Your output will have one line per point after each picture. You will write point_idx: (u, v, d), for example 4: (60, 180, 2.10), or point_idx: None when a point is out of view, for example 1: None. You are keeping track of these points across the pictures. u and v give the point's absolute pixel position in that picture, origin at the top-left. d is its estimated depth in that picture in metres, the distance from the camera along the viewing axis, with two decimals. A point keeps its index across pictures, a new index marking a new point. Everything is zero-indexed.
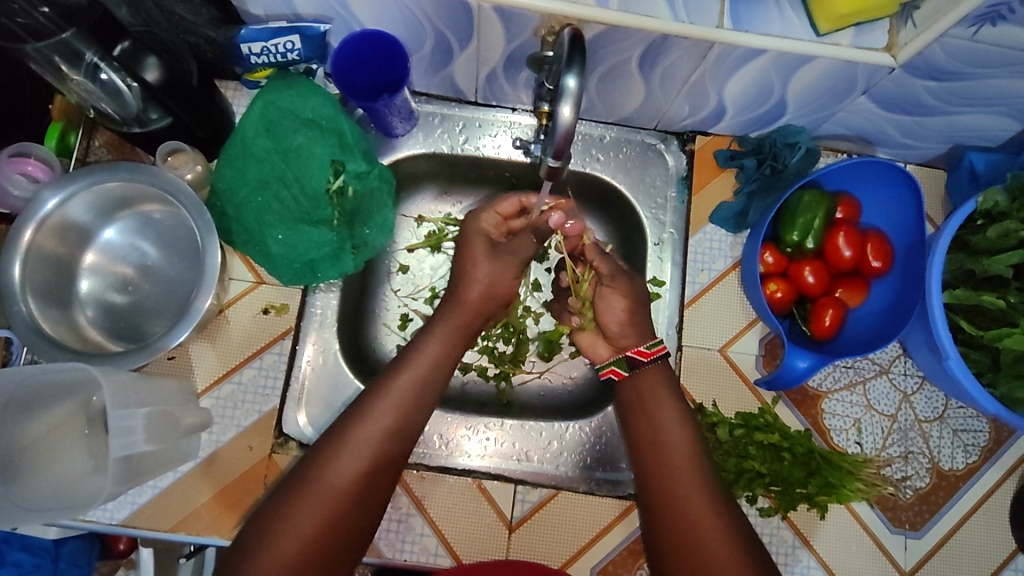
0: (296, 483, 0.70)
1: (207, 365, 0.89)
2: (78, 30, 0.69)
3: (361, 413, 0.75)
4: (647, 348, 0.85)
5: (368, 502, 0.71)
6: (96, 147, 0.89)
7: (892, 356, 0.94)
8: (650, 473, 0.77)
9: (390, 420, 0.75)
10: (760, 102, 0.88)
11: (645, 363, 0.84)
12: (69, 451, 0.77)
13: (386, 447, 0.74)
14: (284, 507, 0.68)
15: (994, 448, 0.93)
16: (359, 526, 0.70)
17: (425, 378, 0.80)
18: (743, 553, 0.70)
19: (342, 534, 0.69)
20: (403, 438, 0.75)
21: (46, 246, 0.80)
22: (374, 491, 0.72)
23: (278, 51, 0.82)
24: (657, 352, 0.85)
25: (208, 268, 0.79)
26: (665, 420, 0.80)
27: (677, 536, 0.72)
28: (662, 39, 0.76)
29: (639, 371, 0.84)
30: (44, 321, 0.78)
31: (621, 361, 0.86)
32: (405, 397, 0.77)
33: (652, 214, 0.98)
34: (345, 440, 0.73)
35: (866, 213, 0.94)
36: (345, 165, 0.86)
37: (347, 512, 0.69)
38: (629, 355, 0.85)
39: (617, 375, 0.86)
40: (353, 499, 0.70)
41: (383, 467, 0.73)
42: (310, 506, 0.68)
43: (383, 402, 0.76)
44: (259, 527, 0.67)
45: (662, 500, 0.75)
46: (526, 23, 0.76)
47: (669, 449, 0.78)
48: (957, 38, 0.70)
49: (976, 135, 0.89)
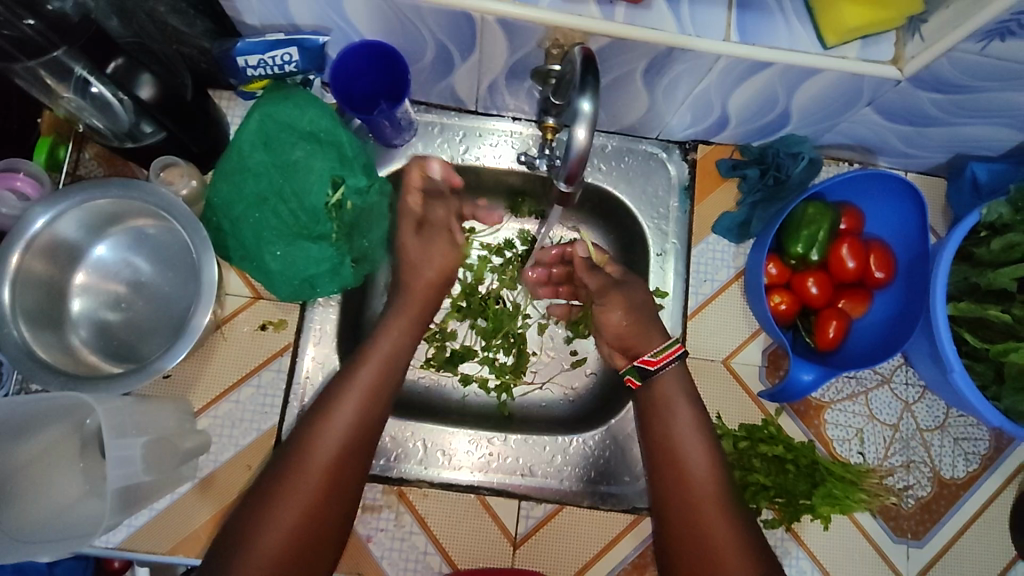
0: (256, 504, 0.66)
1: (204, 384, 0.87)
2: (71, 47, 0.67)
3: (318, 422, 0.70)
4: (654, 357, 0.80)
5: (333, 517, 0.68)
6: (86, 160, 0.85)
7: (894, 366, 0.95)
8: (667, 492, 0.75)
9: (348, 428, 0.71)
10: (763, 112, 0.87)
11: (655, 371, 0.80)
12: (58, 476, 0.75)
13: (346, 457, 0.70)
14: (246, 529, 0.64)
15: (994, 456, 0.94)
16: (324, 542, 0.67)
17: (381, 377, 0.75)
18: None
19: (307, 552, 0.66)
20: (365, 441, 0.71)
21: (36, 266, 0.78)
22: (337, 504, 0.68)
23: (275, 63, 0.80)
24: (666, 358, 0.80)
25: (204, 285, 0.77)
26: (678, 433, 0.77)
27: (694, 560, 0.71)
28: (667, 52, 0.75)
29: (651, 379, 0.81)
30: (36, 344, 0.76)
31: (633, 370, 0.81)
32: (360, 401, 0.72)
33: (655, 224, 0.97)
34: (304, 452, 0.68)
35: (869, 223, 0.94)
36: (345, 180, 0.84)
37: (313, 529, 0.66)
38: (638, 365, 0.81)
39: (633, 384, 0.82)
40: (317, 516, 0.67)
41: (344, 476, 0.69)
42: (272, 527, 0.64)
43: (341, 410, 0.71)
44: (220, 554, 0.64)
45: (679, 523, 0.73)
46: (531, 36, 0.74)
47: (687, 466, 0.75)
48: (965, 52, 0.69)
49: (978, 146, 0.89)
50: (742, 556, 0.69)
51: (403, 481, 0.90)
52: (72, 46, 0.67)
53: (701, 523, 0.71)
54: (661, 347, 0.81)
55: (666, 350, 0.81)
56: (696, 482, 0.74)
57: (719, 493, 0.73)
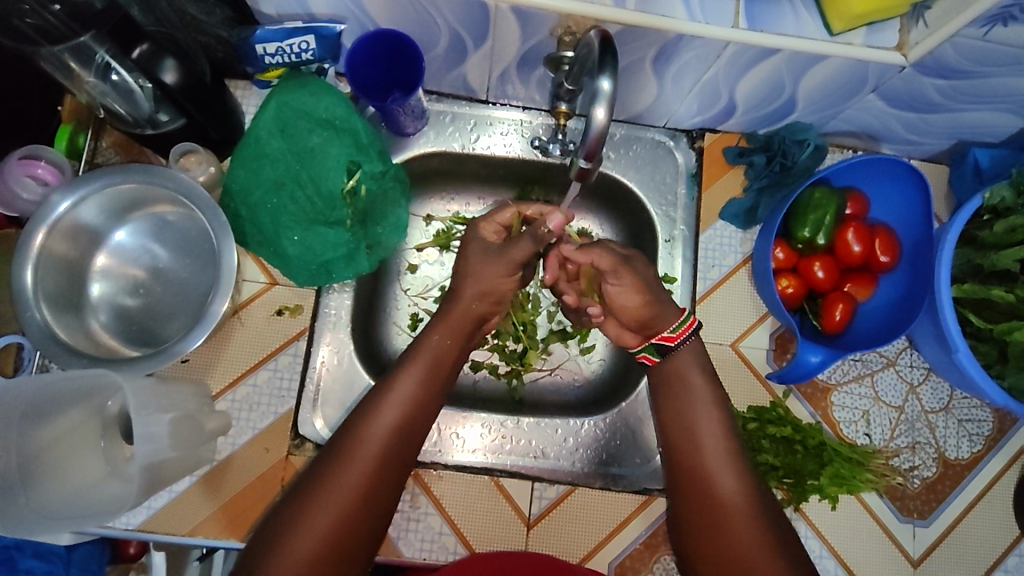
0: (306, 486, 0.68)
1: (222, 368, 0.88)
2: (97, 33, 0.69)
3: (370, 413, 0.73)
4: (673, 332, 0.82)
5: (380, 502, 0.70)
6: (103, 149, 0.87)
7: (899, 349, 0.96)
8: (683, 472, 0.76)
9: (397, 421, 0.73)
10: (770, 99, 0.89)
11: (673, 348, 0.82)
12: (85, 456, 0.74)
13: (397, 445, 0.72)
14: (297, 508, 0.67)
15: (998, 437, 0.96)
16: (370, 528, 0.69)
17: (421, 387, 0.76)
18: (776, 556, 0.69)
19: (355, 536, 0.68)
20: (404, 445, 0.73)
21: (58, 250, 0.79)
22: (385, 490, 0.70)
23: (293, 51, 0.82)
24: (683, 334, 0.82)
25: (223, 270, 0.79)
26: (697, 416, 0.78)
27: (710, 536, 0.72)
28: (677, 39, 0.77)
29: (669, 357, 0.82)
30: (58, 327, 0.78)
31: (650, 346, 0.83)
32: (414, 395, 0.75)
33: (663, 211, 0.98)
34: (359, 438, 0.71)
35: (873, 208, 0.96)
36: (361, 166, 0.85)
37: (351, 528, 0.67)
38: (656, 341, 0.83)
39: (649, 361, 0.84)
40: (365, 501, 0.69)
41: (392, 465, 0.71)
42: (322, 508, 0.66)
43: (390, 401, 0.74)
44: (271, 527, 0.66)
45: (695, 501, 0.74)
46: (544, 23, 0.76)
47: (705, 446, 0.76)
48: (968, 37, 0.71)
49: (980, 131, 0.91)
50: (756, 532, 0.70)
51: (418, 464, 0.91)
52: (100, 31, 0.69)
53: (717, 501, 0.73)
54: (678, 323, 0.83)
55: (683, 325, 0.82)
56: (711, 461, 0.75)
57: (733, 469, 0.74)
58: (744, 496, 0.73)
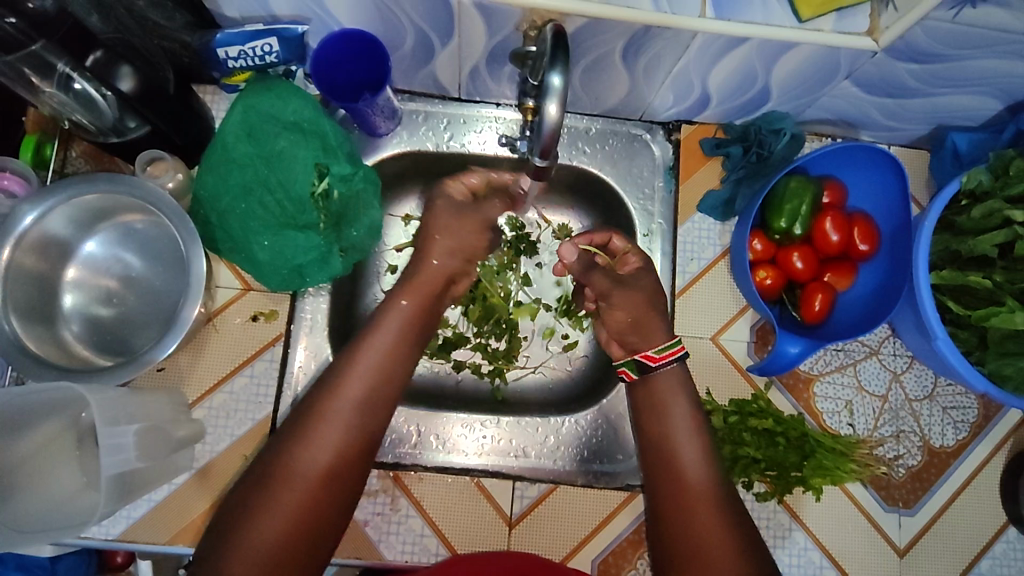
0: (262, 479, 0.67)
1: (198, 375, 0.88)
2: (48, 41, 0.68)
3: (325, 402, 0.71)
4: (656, 354, 0.82)
5: (343, 489, 0.69)
6: (73, 158, 0.87)
7: (881, 337, 0.95)
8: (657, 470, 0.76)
9: (354, 410, 0.71)
10: (743, 89, 0.88)
11: (654, 368, 0.82)
12: (59, 469, 0.76)
13: (354, 437, 0.70)
14: (252, 502, 0.65)
15: (983, 423, 0.95)
16: (329, 522, 0.68)
17: (387, 360, 0.75)
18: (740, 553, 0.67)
19: (313, 530, 0.66)
20: (370, 422, 0.72)
21: (26, 263, 0.79)
22: (344, 484, 0.69)
23: (256, 54, 0.82)
24: (666, 357, 0.82)
25: (193, 278, 0.78)
26: (670, 418, 0.79)
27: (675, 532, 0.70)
28: (644, 31, 0.76)
29: (648, 376, 0.82)
30: (28, 340, 0.77)
31: (631, 364, 0.83)
32: (371, 382, 0.73)
33: (640, 205, 0.97)
34: (317, 424, 0.70)
35: (852, 196, 0.95)
36: (330, 168, 0.84)
37: (314, 510, 0.67)
38: (638, 359, 0.82)
39: (628, 376, 0.84)
40: (322, 495, 0.67)
41: (350, 457, 0.70)
42: (278, 502, 0.65)
43: (354, 376, 0.73)
44: (228, 522, 0.66)
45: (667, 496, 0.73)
46: (508, 19, 0.75)
47: (678, 448, 0.76)
48: (938, 20, 0.70)
49: (958, 115, 0.90)
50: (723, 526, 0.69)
51: (398, 466, 0.90)
52: (50, 40, 0.68)
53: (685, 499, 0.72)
54: (662, 346, 0.82)
55: (667, 349, 0.82)
56: (683, 462, 0.75)
57: (704, 473, 0.74)
58: (710, 495, 0.72)
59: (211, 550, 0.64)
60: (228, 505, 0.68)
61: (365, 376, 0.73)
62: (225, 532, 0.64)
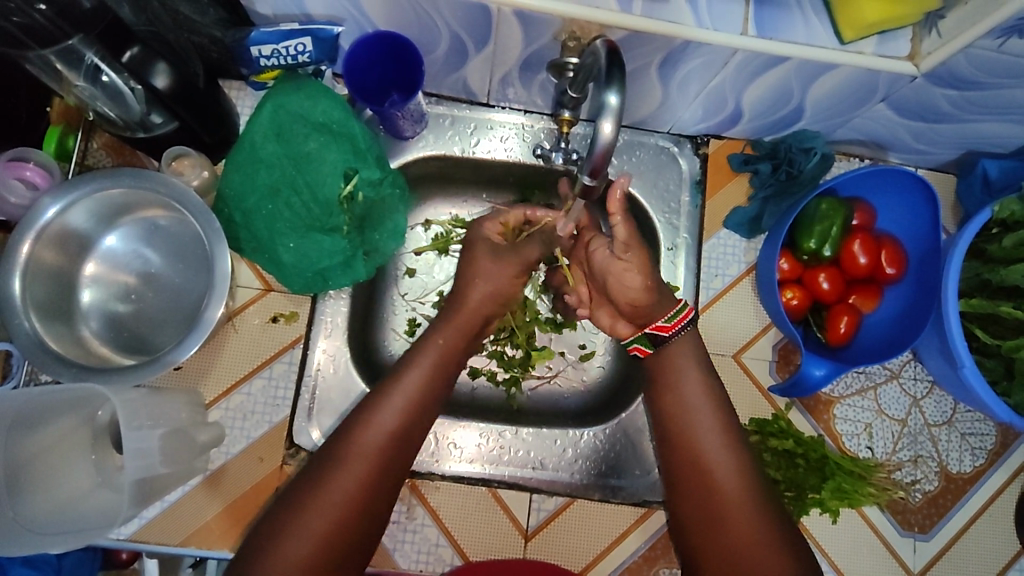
0: (293, 500, 0.67)
1: (215, 376, 0.86)
2: (86, 36, 0.66)
3: (358, 428, 0.71)
4: (667, 322, 0.80)
5: (371, 514, 0.69)
6: (94, 150, 0.86)
7: (902, 361, 0.95)
8: (675, 461, 0.76)
9: (397, 421, 0.72)
10: (777, 107, 0.87)
11: (668, 338, 0.80)
12: (74, 467, 0.74)
13: (396, 447, 0.71)
14: (281, 526, 0.65)
15: (1001, 451, 0.95)
16: (368, 529, 0.68)
17: (423, 389, 0.75)
18: (778, 548, 0.68)
19: (350, 538, 0.67)
20: (402, 449, 0.72)
21: (46, 257, 0.77)
22: (384, 493, 0.70)
23: (289, 53, 0.79)
24: (678, 324, 0.80)
25: (218, 278, 0.76)
26: (684, 402, 0.78)
27: (705, 527, 0.72)
28: (684, 46, 0.75)
29: (664, 349, 0.80)
30: (47, 336, 0.76)
31: (644, 338, 0.82)
32: (417, 394, 0.74)
33: (665, 219, 0.96)
34: (350, 448, 0.69)
35: (880, 218, 0.94)
36: (359, 172, 0.83)
37: (345, 533, 0.66)
38: (650, 331, 0.81)
39: (642, 352, 0.82)
40: (349, 522, 0.66)
41: (377, 486, 0.69)
42: (320, 505, 0.66)
43: (388, 403, 0.73)
44: (257, 542, 0.65)
45: (695, 493, 0.73)
46: (548, 28, 0.74)
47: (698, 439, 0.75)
48: (983, 49, 0.69)
49: (989, 142, 0.89)
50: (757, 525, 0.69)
51: (414, 475, 0.89)
52: (90, 34, 0.66)
53: (715, 490, 0.72)
54: (672, 312, 0.80)
55: (678, 315, 0.80)
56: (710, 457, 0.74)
57: (737, 469, 0.73)
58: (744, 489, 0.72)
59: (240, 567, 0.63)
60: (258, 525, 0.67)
61: (399, 404, 0.73)
62: (254, 551, 0.64)
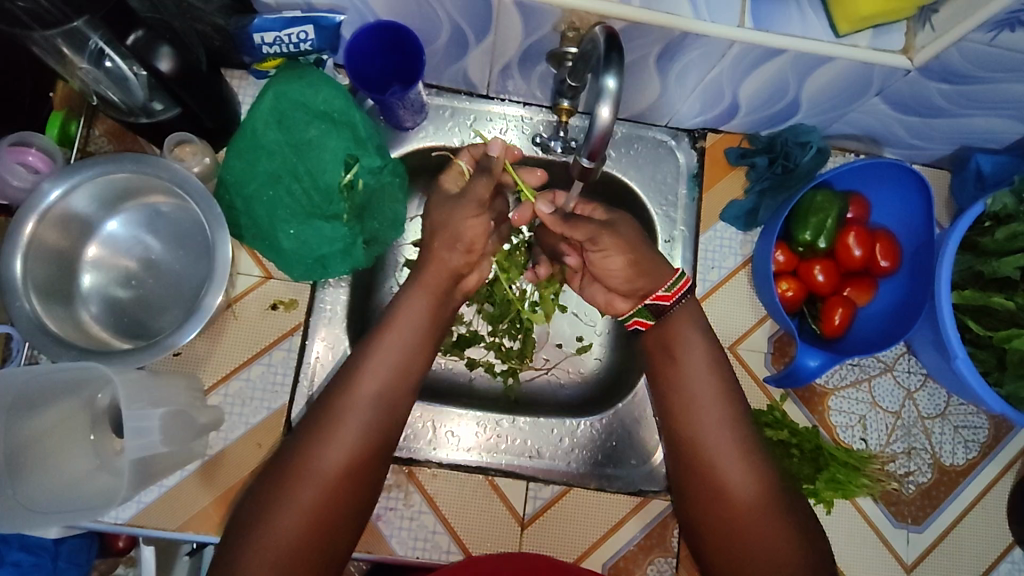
0: (281, 473, 0.68)
1: (215, 361, 0.87)
2: (92, 17, 0.67)
3: (341, 399, 0.71)
4: (667, 292, 0.79)
5: (363, 483, 0.70)
6: (96, 137, 0.86)
7: (896, 354, 0.96)
8: (680, 453, 0.75)
9: (376, 388, 0.73)
10: (773, 101, 0.88)
11: (669, 308, 0.79)
12: (72, 450, 0.75)
13: (365, 442, 0.70)
14: (270, 502, 0.66)
15: (993, 444, 0.96)
16: (343, 528, 0.68)
17: (404, 354, 0.75)
18: (787, 553, 0.68)
19: (341, 508, 0.68)
20: (388, 417, 0.73)
21: (47, 240, 0.78)
22: (360, 488, 0.69)
23: (290, 41, 0.80)
24: (677, 293, 0.79)
25: (218, 263, 0.77)
26: (683, 387, 0.76)
27: (717, 523, 0.72)
28: (682, 38, 0.76)
29: (666, 317, 0.79)
30: (47, 318, 0.76)
31: (643, 312, 0.81)
32: (383, 393, 0.73)
33: (663, 211, 0.97)
34: (333, 421, 0.70)
35: (875, 212, 0.95)
36: (360, 160, 0.84)
37: (336, 502, 0.67)
38: (651, 303, 0.79)
39: (643, 326, 0.81)
40: (339, 493, 0.68)
41: (365, 453, 0.70)
42: (289, 509, 0.65)
43: (370, 368, 0.73)
44: (248, 519, 0.67)
45: (693, 473, 0.74)
46: (548, 19, 0.75)
47: (693, 413, 0.75)
48: (975, 42, 0.70)
49: (983, 137, 0.91)
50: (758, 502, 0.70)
51: (411, 462, 0.90)
52: (94, 16, 0.67)
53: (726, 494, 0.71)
54: (671, 282, 0.79)
55: (677, 285, 0.79)
56: (703, 434, 0.74)
57: (733, 440, 0.73)
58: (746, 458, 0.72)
59: (236, 542, 0.65)
60: (250, 501, 0.69)
61: (380, 371, 0.74)
62: (246, 527, 0.66)
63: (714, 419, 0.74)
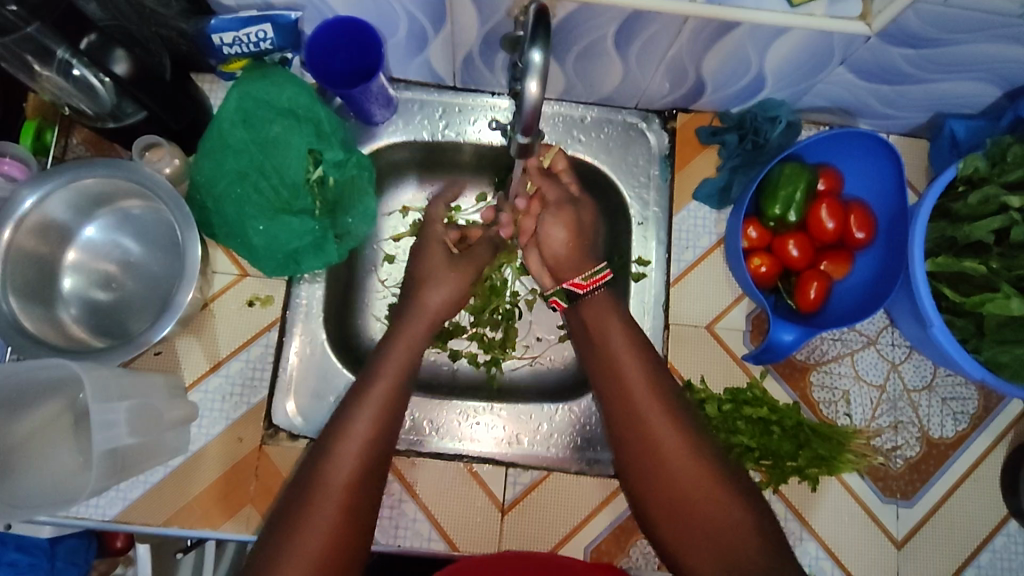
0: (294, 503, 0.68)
1: (194, 358, 0.89)
2: (43, 24, 0.68)
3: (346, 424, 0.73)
4: (583, 281, 0.85)
5: (369, 503, 0.70)
6: (74, 145, 0.89)
7: (878, 327, 0.95)
8: (623, 434, 0.75)
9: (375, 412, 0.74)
10: (737, 76, 0.87)
11: (583, 295, 0.86)
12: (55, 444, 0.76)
13: (372, 463, 0.72)
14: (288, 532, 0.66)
15: (983, 415, 0.94)
16: (360, 543, 0.68)
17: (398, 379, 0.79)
18: (744, 507, 0.69)
19: (354, 531, 0.68)
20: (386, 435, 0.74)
21: (26, 245, 0.80)
22: (367, 506, 0.70)
23: (250, 41, 0.82)
24: (594, 282, 0.85)
25: (188, 262, 0.78)
26: (618, 373, 0.78)
27: (672, 503, 0.71)
28: (636, 16, 0.76)
29: (579, 302, 0.86)
30: (25, 319, 0.78)
31: (561, 292, 0.88)
32: (380, 412, 0.75)
33: (635, 193, 0.98)
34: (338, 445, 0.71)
35: (849, 183, 0.94)
36: (323, 154, 0.86)
37: (348, 523, 0.68)
38: (567, 288, 0.87)
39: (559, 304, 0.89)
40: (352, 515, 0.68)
41: (369, 476, 0.71)
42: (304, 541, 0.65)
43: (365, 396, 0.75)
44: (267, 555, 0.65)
45: (637, 453, 0.73)
46: (499, 5, 0.75)
47: (631, 389, 0.76)
48: (930, 3, 0.69)
49: (957, 102, 0.89)
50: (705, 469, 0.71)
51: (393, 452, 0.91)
52: (45, 23, 0.69)
53: (660, 455, 0.72)
54: (591, 272, 0.86)
55: (595, 275, 0.86)
56: (646, 416, 0.74)
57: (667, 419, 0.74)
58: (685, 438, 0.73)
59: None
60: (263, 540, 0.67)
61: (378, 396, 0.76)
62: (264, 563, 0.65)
63: (649, 396, 0.75)
